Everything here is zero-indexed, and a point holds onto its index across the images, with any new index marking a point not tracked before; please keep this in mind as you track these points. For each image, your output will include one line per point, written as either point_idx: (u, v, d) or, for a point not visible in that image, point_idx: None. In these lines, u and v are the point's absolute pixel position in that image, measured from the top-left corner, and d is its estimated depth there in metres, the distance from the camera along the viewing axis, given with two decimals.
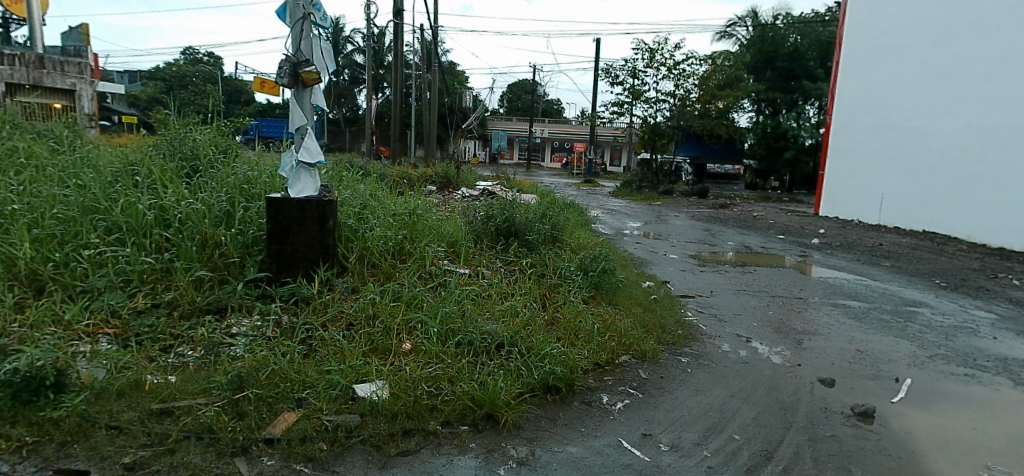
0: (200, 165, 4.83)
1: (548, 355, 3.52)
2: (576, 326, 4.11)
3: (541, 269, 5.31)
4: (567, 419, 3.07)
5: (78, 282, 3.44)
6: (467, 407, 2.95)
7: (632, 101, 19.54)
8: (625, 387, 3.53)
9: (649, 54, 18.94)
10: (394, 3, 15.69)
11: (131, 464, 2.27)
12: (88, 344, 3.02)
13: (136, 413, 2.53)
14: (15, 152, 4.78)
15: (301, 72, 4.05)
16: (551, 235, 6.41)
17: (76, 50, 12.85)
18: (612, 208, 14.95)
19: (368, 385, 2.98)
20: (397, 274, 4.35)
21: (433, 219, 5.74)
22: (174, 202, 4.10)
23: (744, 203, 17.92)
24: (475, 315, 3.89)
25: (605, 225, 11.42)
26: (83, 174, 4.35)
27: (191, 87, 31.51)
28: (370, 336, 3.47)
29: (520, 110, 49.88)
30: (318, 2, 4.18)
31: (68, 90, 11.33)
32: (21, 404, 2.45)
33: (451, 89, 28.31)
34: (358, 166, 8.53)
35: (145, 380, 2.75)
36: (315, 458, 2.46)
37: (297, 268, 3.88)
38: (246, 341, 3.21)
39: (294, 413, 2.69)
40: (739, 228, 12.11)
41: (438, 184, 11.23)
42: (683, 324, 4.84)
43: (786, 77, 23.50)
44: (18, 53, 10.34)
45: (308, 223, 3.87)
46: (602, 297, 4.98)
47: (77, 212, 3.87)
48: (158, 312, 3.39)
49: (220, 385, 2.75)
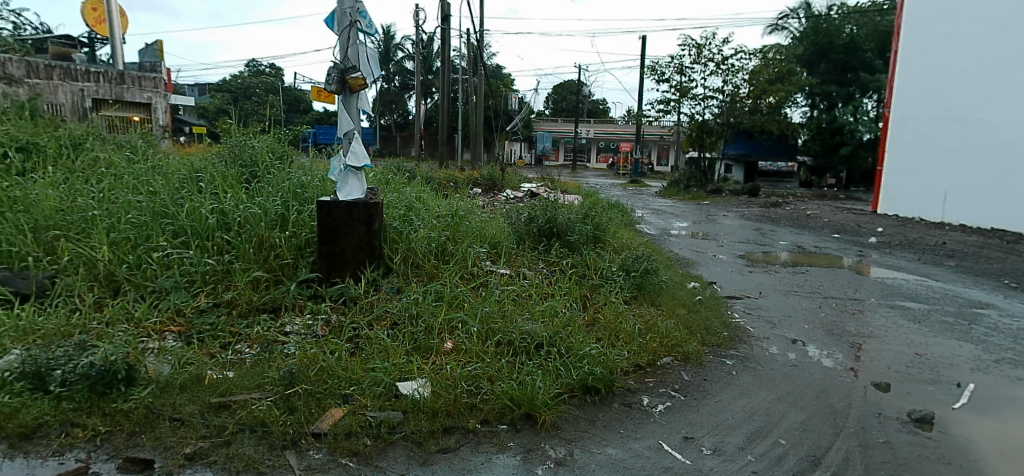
0: (258, 171, 5.08)
1: (587, 355, 3.50)
2: (617, 327, 4.10)
3: (582, 269, 5.31)
4: (607, 420, 3.06)
5: (148, 282, 3.68)
6: (506, 406, 2.99)
7: (678, 99, 19.15)
8: (666, 389, 3.49)
9: (696, 50, 18.50)
10: (440, 10, 15.99)
11: (190, 454, 2.40)
12: (155, 341, 3.22)
13: (197, 406, 2.67)
14: (97, 162, 5.14)
15: (348, 78, 4.22)
16: (593, 236, 6.39)
17: (150, 66, 13.66)
18: (659, 208, 14.70)
19: (410, 382, 3.07)
20: (440, 274, 4.45)
21: (476, 220, 5.86)
22: (234, 206, 4.33)
23: (797, 201, 17.27)
24: (515, 316, 3.94)
25: (651, 225, 11.24)
26: (154, 181, 4.62)
27: (253, 98, 33.05)
28: (413, 335, 3.57)
29: (566, 111, 49.81)
30: (364, 10, 4.35)
31: (145, 104, 11.94)
32: (96, 394, 2.63)
33: (497, 92, 28.52)
34: (406, 171, 8.71)
35: (206, 375, 2.91)
36: (360, 453, 2.55)
37: (345, 268, 4.04)
38: (298, 339, 3.37)
39: (341, 409, 2.79)
40: (792, 227, 11.69)
41: (483, 186, 11.39)
42: (729, 326, 4.74)
43: (841, 69, 22.53)
44: (101, 69, 10.91)
45: (356, 225, 4.01)
46: (645, 297, 4.94)
47: (148, 216, 4.13)
48: (218, 311, 3.58)
49: (273, 380, 2.91)
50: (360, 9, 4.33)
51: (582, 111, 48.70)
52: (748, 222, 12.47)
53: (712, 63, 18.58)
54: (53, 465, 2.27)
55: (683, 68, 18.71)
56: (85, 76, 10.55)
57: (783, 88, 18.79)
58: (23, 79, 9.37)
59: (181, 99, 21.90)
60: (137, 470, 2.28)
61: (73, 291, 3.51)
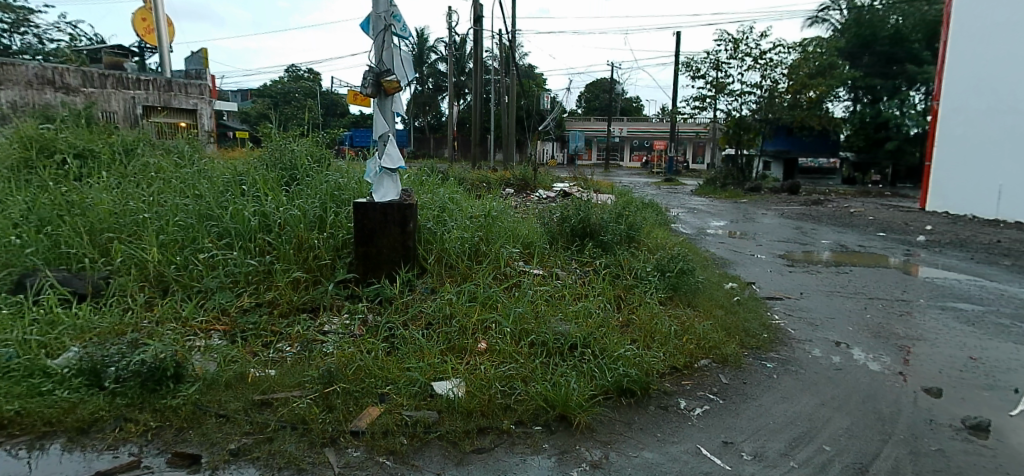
0: (297, 174, 5.20)
1: (622, 357, 3.47)
2: (652, 328, 4.04)
3: (616, 270, 5.25)
4: (643, 423, 3.02)
5: (195, 282, 3.81)
6: (540, 407, 2.99)
7: (714, 95, 18.74)
8: (704, 392, 3.42)
9: (733, 45, 18.06)
10: (473, 12, 16.08)
11: (235, 450, 2.47)
12: (201, 339, 3.33)
13: (242, 403, 2.76)
14: (146, 167, 5.34)
15: (383, 81, 4.28)
16: (627, 235, 6.32)
17: (195, 73, 14.12)
18: (695, 207, 14.43)
19: (445, 382, 3.10)
20: (473, 274, 4.49)
21: (509, 220, 5.89)
22: (275, 208, 4.45)
23: (839, 199, 16.75)
24: (549, 316, 3.94)
25: (687, 224, 11.07)
26: (200, 184, 4.78)
27: (293, 102, 33.87)
28: (448, 335, 3.61)
29: (598, 109, 49.45)
30: (398, 13, 4.41)
31: (191, 110, 12.19)
32: (147, 391, 2.72)
33: (529, 92, 28.46)
34: (439, 172, 8.77)
35: (249, 373, 3.00)
36: (397, 452, 2.59)
37: (380, 269, 4.10)
38: (336, 339, 3.44)
39: (378, 407, 2.84)
40: (835, 225, 11.32)
41: (515, 186, 11.40)
42: (769, 328, 4.61)
43: (886, 61, 21.51)
44: (150, 77, 11.27)
45: (391, 226, 4.07)
46: (681, 298, 4.86)
47: (194, 219, 4.28)
48: (260, 310, 3.69)
49: (313, 379, 2.98)
50: (395, 12, 4.38)
51: (615, 109, 48.24)
52: (787, 220, 12.13)
53: (749, 58, 18.11)
54: (109, 459, 2.36)
55: (719, 64, 18.30)
56: (135, 84, 10.94)
57: (825, 82, 18.20)
58: (79, 88, 9.91)
59: (223, 105, 22.63)
60: (185, 465, 2.37)
61: (126, 290, 3.65)
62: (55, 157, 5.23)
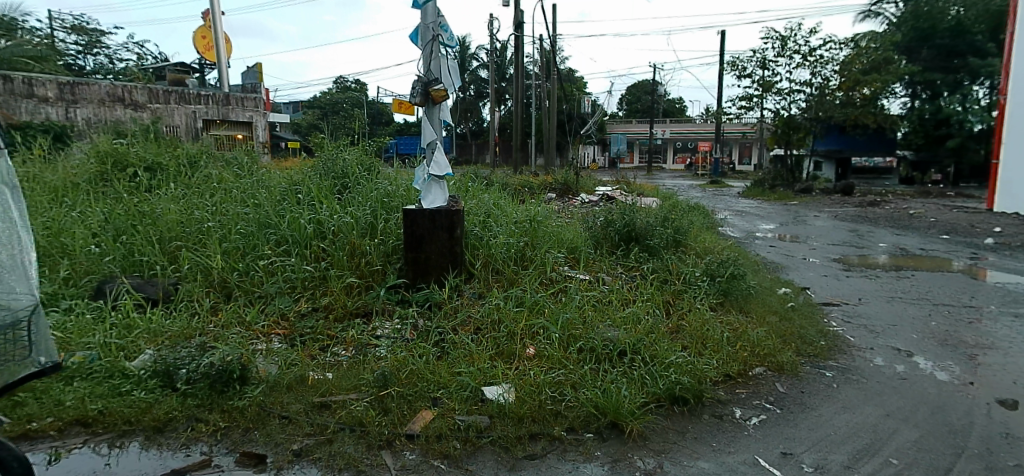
0: (349, 182, 5.36)
1: (673, 365, 3.43)
2: (704, 335, 3.96)
3: (663, 274, 5.17)
4: (697, 432, 2.96)
5: (256, 288, 3.97)
6: (591, 414, 2.97)
7: (761, 94, 18.23)
8: (760, 401, 3.34)
9: (780, 42, 17.55)
10: (514, 18, 16.19)
11: (298, 450, 2.56)
12: (264, 343, 3.46)
13: (302, 405, 2.85)
14: (209, 178, 5.60)
15: (431, 90, 4.38)
16: (674, 239, 6.22)
17: (251, 86, 14.73)
18: (743, 209, 14.06)
19: (495, 387, 3.14)
20: (519, 279, 4.52)
21: (553, 225, 5.90)
22: (329, 216, 4.59)
23: (897, 199, 16.01)
24: (597, 323, 3.91)
25: (735, 227, 10.80)
26: (258, 194, 4.99)
27: (340, 112, 34.85)
28: (497, 340, 3.65)
29: (640, 112, 48.81)
30: (446, 23, 4.48)
31: (247, 122, 12.67)
32: (215, 392, 2.85)
33: (570, 96, 28.36)
34: (483, 178, 8.82)
35: (308, 376, 3.10)
36: (451, 456, 2.62)
37: (429, 274, 4.18)
38: (389, 343, 3.52)
39: (431, 411, 2.89)
40: (893, 227, 10.84)
41: (558, 191, 11.39)
42: (826, 335, 4.46)
43: (946, 55, 20.50)
44: (210, 92, 11.77)
45: (439, 232, 4.14)
46: (732, 304, 4.75)
47: (254, 227, 4.46)
48: (317, 315, 3.82)
49: (369, 382, 3.07)
50: (442, 22, 4.47)
51: (658, 111, 47.56)
52: (841, 223, 11.68)
53: (798, 56, 17.56)
54: (182, 457, 2.49)
55: (766, 62, 17.79)
56: (197, 99, 11.45)
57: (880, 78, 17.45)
58: (145, 104, 10.47)
59: (275, 117, 23.51)
60: (252, 465, 2.47)
61: (193, 296, 3.84)
62: (128, 170, 5.54)
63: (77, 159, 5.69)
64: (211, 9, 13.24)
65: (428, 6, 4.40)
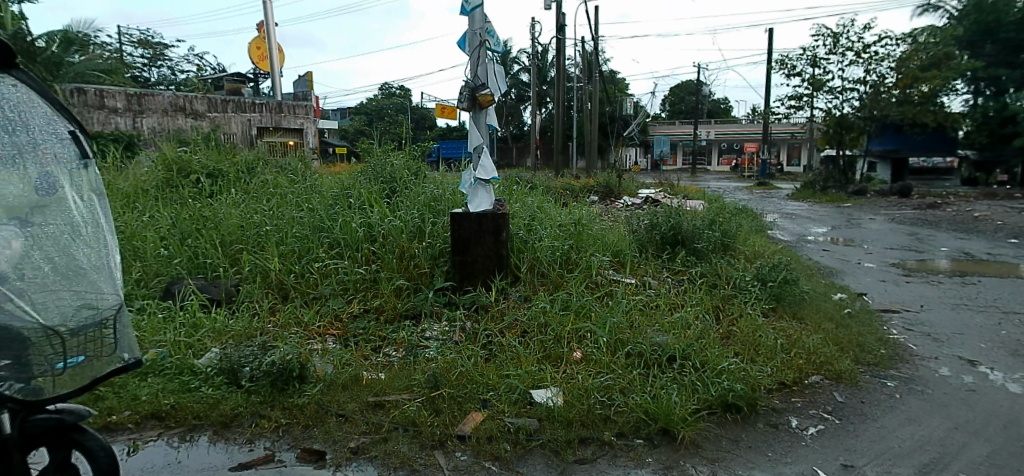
0: (397, 186, 5.49)
1: (725, 371, 3.36)
2: (756, 341, 3.86)
3: (712, 279, 5.06)
4: (751, 441, 2.89)
5: (310, 289, 4.11)
6: (641, 419, 2.94)
7: (812, 93, 17.64)
8: (817, 411, 3.23)
9: (832, 39, 16.94)
10: (556, 20, 16.18)
11: (355, 448, 2.63)
12: (319, 342, 3.58)
13: (357, 404, 2.94)
14: (266, 183, 5.82)
15: (477, 95, 4.45)
16: (722, 243, 6.10)
17: (302, 94, 15.20)
18: (793, 212, 13.63)
19: (543, 390, 3.15)
20: (565, 283, 4.52)
21: (597, 229, 5.86)
22: (379, 219, 4.71)
23: (959, 202, 15.22)
24: (645, 327, 3.88)
25: (785, 231, 10.48)
26: (312, 198, 5.15)
27: (385, 118, 35.62)
28: (543, 343, 3.66)
29: (684, 112, 47.94)
30: (492, 29, 4.53)
31: (298, 129, 13.06)
32: (277, 390, 2.97)
33: (612, 98, 28.09)
34: (526, 182, 8.84)
35: (362, 376, 3.19)
36: (501, 458, 2.64)
37: (476, 277, 4.23)
38: (438, 345, 3.58)
39: (481, 413, 2.92)
40: (955, 231, 10.28)
41: (600, 193, 11.31)
42: (886, 343, 4.28)
43: (1013, 49, 19.25)
44: (263, 101, 12.19)
45: (486, 235, 4.18)
46: (785, 310, 4.62)
47: (309, 230, 4.62)
48: (368, 316, 3.91)
49: (420, 383, 3.13)
50: (489, 28, 4.51)
51: (702, 111, 46.59)
52: (899, 226, 11.16)
53: (851, 53, 16.91)
54: (247, 451, 2.59)
55: (817, 59, 17.21)
56: (252, 108, 11.88)
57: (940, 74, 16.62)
58: (205, 113, 10.95)
59: (322, 123, 24.21)
60: (312, 461, 2.55)
61: (253, 297, 4.00)
62: (192, 177, 5.82)
63: (146, 166, 6.00)
64: (265, 20, 13.72)
65: (476, 12, 4.46)
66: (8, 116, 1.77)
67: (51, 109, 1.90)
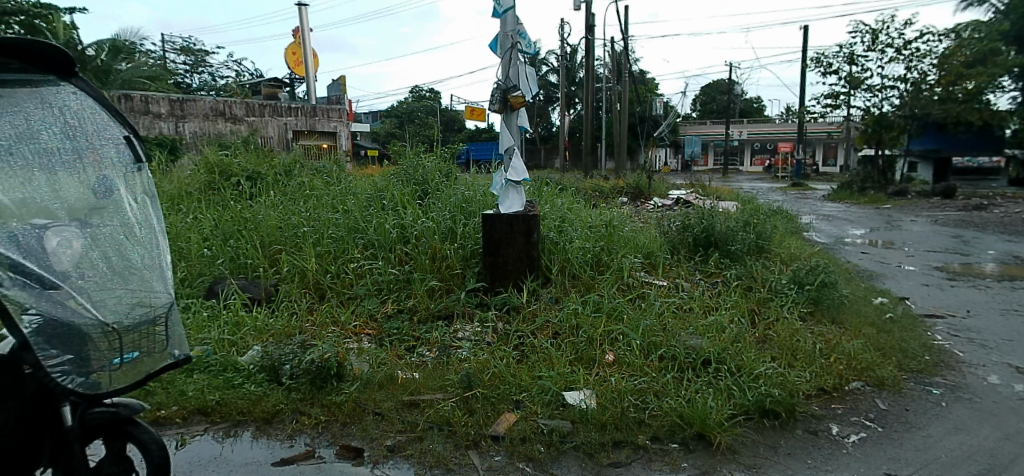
0: (429, 188, 5.55)
1: (762, 376, 3.30)
2: (794, 346, 3.78)
3: (747, 282, 4.98)
4: (790, 448, 2.83)
5: (346, 290, 4.19)
6: (676, 423, 2.90)
7: (849, 91, 17.17)
8: (859, 418, 3.14)
9: (870, 36, 16.45)
10: (585, 21, 16.12)
11: (391, 446, 2.67)
12: (355, 342, 3.65)
13: (393, 403, 2.98)
14: (302, 185, 5.96)
15: (510, 97, 4.49)
16: (756, 245, 5.99)
17: (335, 98, 15.46)
18: (830, 213, 13.28)
19: (576, 393, 3.14)
20: (596, 285, 4.50)
21: (628, 230, 5.82)
22: (412, 221, 4.78)
23: (1007, 203, 14.62)
24: (678, 330, 3.83)
25: (822, 232, 10.23)
26: (347, 201, 5.25)
27: (415, 120, 35.99)
28: (575, 345, 3.65)
29: (715, 112, 47.19)
30: (524, 31, 4.55)
31: (332, 132, 13.29)
32: (315, 387, 3.03)
33: (642, 98, 27.83)
34: (555, 183, 8.82)
35: (398, 375, 3.23)
36: (535, 459, 2.64)
37: (507, 279, 4.24)
38: (471, 345, 3.61)
39: (514, 414, 2.93)
40: (1003, 234, 9.87)
41: (630, 194, 11.21)
42: (930, 349, 4.14)
43: None
44: (298, 104, 12.45)
45: (517, 237, 4.20)
46: (824, 314, 4.51)
47: (344, 232, 4.71)
48: (402, 316, 3.97)
49: (454, 383, 3.16)
50: (520, 30, 4.53)
51: (734, 111, 45.77)
52: (942, 228, 10.77)
53: (890, 50, 16.40)
54: (288, 447, 2.66)
55: (854, 57, 16.74)
56: (288, 112, 12.15)
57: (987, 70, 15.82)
58: (243, 118, 11.25)
59: (354, 126, 24.60)
60: (351, 457, 2.60)
61: (291, 296, 4.10)
62: (232, 179, 5.98)
63: (189, 170, 6.20)
64: (300, 26, 14.02)
65: (507, 15, 4.47)
66: (69, 123, 1.89)
67: (107, 113, 1.97)
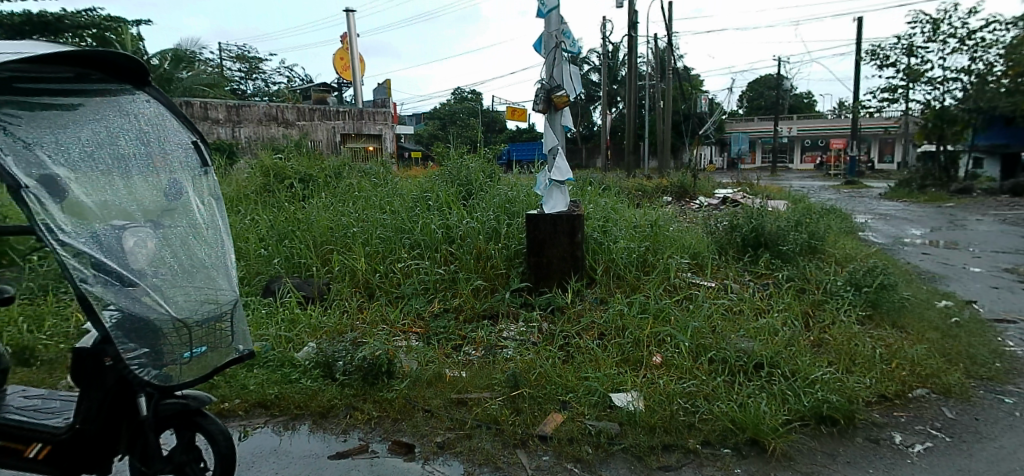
0: (473, 188, 5.61)
1: (819, 381, 3.19)
2: (852, 350, 3.63)
3: (800, 283, 4.82)
4: (850, 456, 2.73)
5: (394, 289, 4.28)
6: (727, 428, 2.84)
7: (908, 84, 16.38)
8: (924, 427, 3.00)
9: (931, 26, 15.64)
10: (628, 18, 15.93)
11: (441, 443, 2.71)
12: (403, 340, 3.71)
13: (441, 401, 3.02)
14: (351, 187, 6.11)
15: (553, 97, 4.47)
16: (808, 245, 5.80)
17: (380, 101, 15.81)
18: (887, 213, 12.69)
19: (623, 394, 3.11)
20: (642, 286, 4.45)
21: (674, 230, 5.72)
22: (457, 221, 4.83)
23: None
24: (729, 333, 3.74)
25: (879, 232, 9.79)
26: (394, 202, 5.35)
27: (457, 122, 36.37)
28: (622, 346, 3.62)
29: (763, 108, 45.82)
30: (568, 30, 4.52)
31: (377, 135, 13.60)
32: (367, 384, 3.11)
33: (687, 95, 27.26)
34: (599, 182, 8.73)
35: (445, 373, 3.28)
36: (584, 460, 2.63)
37: (552, 279, 4.24)
38: (516, 345, 3.62)
39: (561, 414, 2.93)
40: None
41: (675, 194, 11.01)
42: (1001, 356, 3.90)
43: None
44: (346, 108, 12.81)
45: (561, 237, 4.19)
46: (883, 317, 4.32)
47: (391, 232, 4.81)
48: (448, 315, 4.02)
49: (501, 382, 3.18)
50: (564, 30, 4.51)
51: (782, 107, 44.33)
52: (1012, 228, 10.13)
53: (953, 40, 15.54)
54: (342, 442, 2.73)
55: (914, 48, 15.95)
56: (336, 116, 12.52)
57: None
58: (294, 122, 11.62)
59: (398, 128, 25.05)
60: (403, 453, 2.65)
61: (342, 295, 4.21)
62: (286, 182, 6.20)
63: (247, 173, 6.47)
64: (348, 32, 14.39)
65: (552, 15, 4.46)
66: (145, 129, 2.04)
67: (178, 122, 2.17)
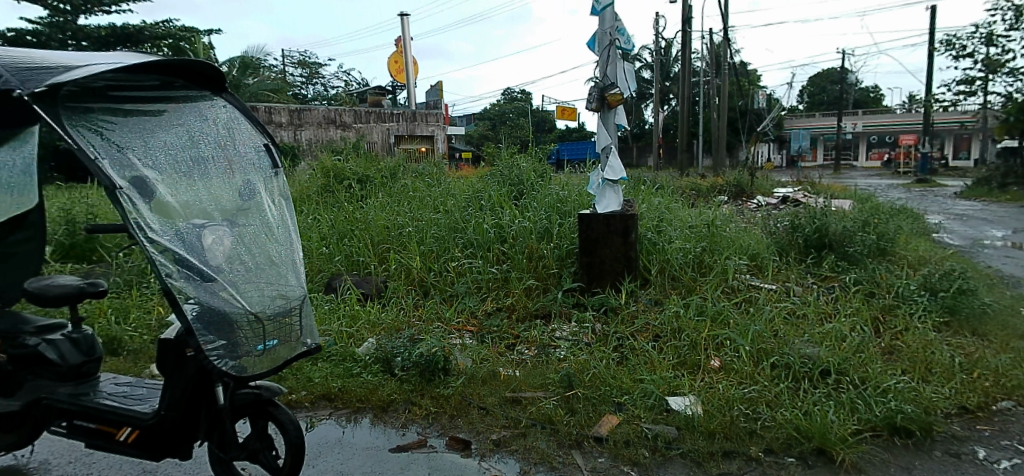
0: (525, 188, 5.61)
1: (891, 390, 3.02)
2: (928, 359, 3.42)
3: (869, 286, 4.58)
4: (926, 470, 2.57)
5: (448, 287, 4.35)
6: (791, 437, 2.73)
7: (987, 76, 15.31)
8: (1011, 442, 2.79)
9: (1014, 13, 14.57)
10: (682, 13, 15.57)
11: (497, 441, 2.73)
12: (457, 337, 3.76)
13: (497, 398, 3.05)
14: (406, 187, 6.23)
15: (607, 95, 4.41)
16: (877, 247, 5.50)
17: (432, 103, 16.07)
18: (964, 213, 11.91)
19: (680, 398, 3.04)
20: (699, 287, 4.34)
21: (731, 231, 5.55)
22: (510, 220, 4.85)
23: None
24: (792, 337, 3.60)
25: (955, 233, 9.18)
26: (447, 202, 5.42)
27: (507, 122, 36.57)
28: (678, 349, 3.55)
29: (825, 104, 43.82)
30: (622, 27, 4.45)
31: (430, 136, 13.86)
32: (424, 380, 3.17)
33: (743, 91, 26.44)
34: (652, 182, 8.58)
35: (500, 372, 3.30)
36: (641, 463, 2.58)
37: (605, 279, 4.19)
38: (569, 345, 3.61)
39: (616, 416, 2.90)
40: None
41: (731, 193, 10.70)
42: None
43: None
44: (400, 110, 13.10)
45: (614, 237, 4.14)
46: (962, 324, 4.05)
47: (445, 231, 4.88)
48: (501, 314, 4.05)
49: (555, 382, 3.17)
50: (619, 26, 4.44)
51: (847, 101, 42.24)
52: None
53: None
54: (401, 435, 2.79)
55: (994, 37, 14.89)
56: (391, 118, 12.83)
57: None
58: (351, 124, 11.98)
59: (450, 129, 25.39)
60: (460, 449, 2.68)
61: (398, 292, 4.31)
62: (345, 182, 6.40)
63: (309, 174, 6.72)
64: (403, 36, 14.69)
65: (606, 12, 4.42)
66: (223, 133, 2.16)
67: (253, 126, 2.29)
